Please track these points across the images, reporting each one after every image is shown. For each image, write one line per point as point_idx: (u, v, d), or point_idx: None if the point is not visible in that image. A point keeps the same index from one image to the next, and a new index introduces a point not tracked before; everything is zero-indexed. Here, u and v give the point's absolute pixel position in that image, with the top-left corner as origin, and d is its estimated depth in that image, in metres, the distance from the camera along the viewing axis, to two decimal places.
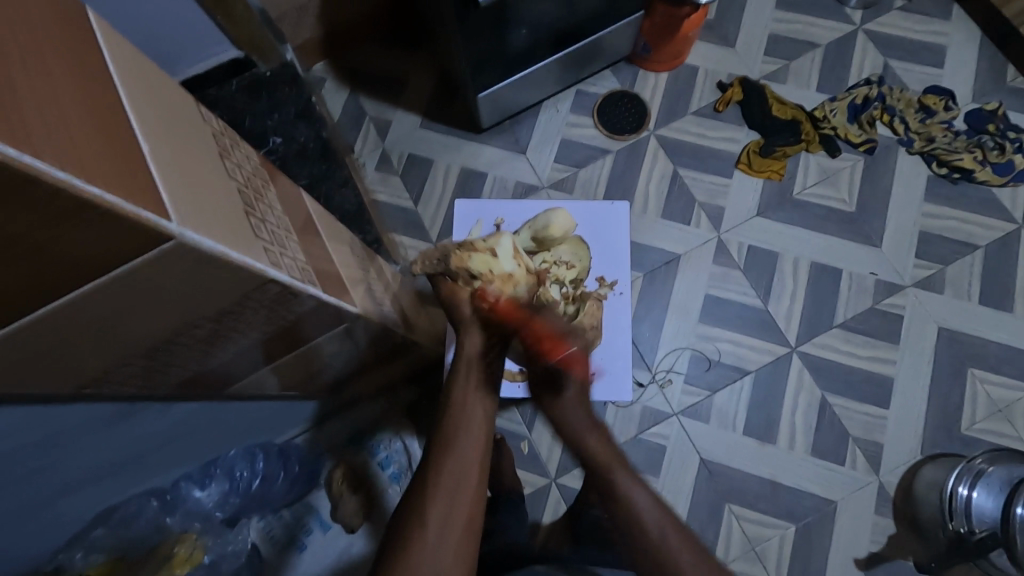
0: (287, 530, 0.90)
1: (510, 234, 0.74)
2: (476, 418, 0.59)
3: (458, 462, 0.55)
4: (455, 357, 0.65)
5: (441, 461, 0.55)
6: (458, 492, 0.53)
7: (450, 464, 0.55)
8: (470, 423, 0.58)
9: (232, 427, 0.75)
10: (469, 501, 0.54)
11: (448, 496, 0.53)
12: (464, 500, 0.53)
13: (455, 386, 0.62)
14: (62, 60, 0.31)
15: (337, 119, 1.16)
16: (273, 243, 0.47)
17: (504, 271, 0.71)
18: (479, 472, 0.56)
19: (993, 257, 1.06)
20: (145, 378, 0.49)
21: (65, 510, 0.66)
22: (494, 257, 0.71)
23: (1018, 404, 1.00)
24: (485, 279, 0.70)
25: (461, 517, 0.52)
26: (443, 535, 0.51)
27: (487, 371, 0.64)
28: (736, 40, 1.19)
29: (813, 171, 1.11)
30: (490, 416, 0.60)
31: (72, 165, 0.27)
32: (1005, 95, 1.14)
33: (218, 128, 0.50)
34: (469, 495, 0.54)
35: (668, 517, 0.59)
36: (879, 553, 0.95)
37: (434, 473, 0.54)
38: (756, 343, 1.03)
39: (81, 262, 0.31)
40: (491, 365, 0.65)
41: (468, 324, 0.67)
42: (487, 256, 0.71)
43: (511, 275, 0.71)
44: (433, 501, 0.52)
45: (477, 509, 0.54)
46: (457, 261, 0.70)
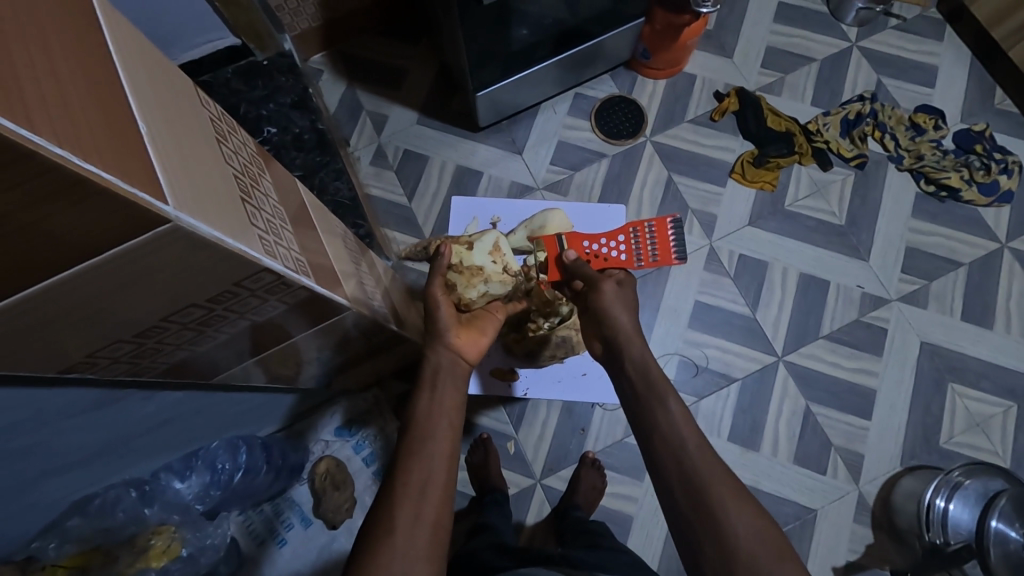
0: (267, 523, 0.91)
1: (495, 231, 0.79)
2: (444, 428, 0.58)
3: (426, 468, 0.54)
4: (423, 366, 0.64)
5: (407, 468, 0.54)
6: (424, 496, 0.53)
7: (416, 471, 0.54)
8: (436, 431, 0.57)
9: (216, 417, 0.74)
10: (436, 505, 0.53)
11: (413, 501, 0.52)
12: (430, 505, 0.52)
13: (421, 395, 0.61)
14: (62, 33, 0.30)
15: (334, 111, 1.15)
16: (268, 232, 0.47)
17: (475, 264, 0.76)
18: (446, 479, 0.55)
19: (976, 274, 1.08)
20: (132, 363, 0.48)
21: (40, 497, 0.64)
22: (468, 249, 0.77)
23: (994, 419, 1.02)
24: (455, 267, 0.75)
25: (427, 526, 0.51)
26: (411, 541, 0.50)
27: (455, 380, 0.63)
28: (733, 51, 1.20)
29: (804, 184, 1.13)
30: (456, 423, 0.59)
31: (69, 142, 0.27)
32: (992, 116, 1.17)
33: (216, 113, 0.49)
34: (436, 500, 0.53)
35: (698, 436, 0.57)
36: (856, 562, 0.96)
37: (402, 476, 0.54)
38: (743, 350, 1.05)
39: (75, 241, 0.31)
40: (458, 374, 0.64)
41: (437, 323, 0.67)
42: (462, 249, 0.77)
43: (480, 269, 0.76)
44: (402, 507, 0.52)
45: (442, 519, 0.53)
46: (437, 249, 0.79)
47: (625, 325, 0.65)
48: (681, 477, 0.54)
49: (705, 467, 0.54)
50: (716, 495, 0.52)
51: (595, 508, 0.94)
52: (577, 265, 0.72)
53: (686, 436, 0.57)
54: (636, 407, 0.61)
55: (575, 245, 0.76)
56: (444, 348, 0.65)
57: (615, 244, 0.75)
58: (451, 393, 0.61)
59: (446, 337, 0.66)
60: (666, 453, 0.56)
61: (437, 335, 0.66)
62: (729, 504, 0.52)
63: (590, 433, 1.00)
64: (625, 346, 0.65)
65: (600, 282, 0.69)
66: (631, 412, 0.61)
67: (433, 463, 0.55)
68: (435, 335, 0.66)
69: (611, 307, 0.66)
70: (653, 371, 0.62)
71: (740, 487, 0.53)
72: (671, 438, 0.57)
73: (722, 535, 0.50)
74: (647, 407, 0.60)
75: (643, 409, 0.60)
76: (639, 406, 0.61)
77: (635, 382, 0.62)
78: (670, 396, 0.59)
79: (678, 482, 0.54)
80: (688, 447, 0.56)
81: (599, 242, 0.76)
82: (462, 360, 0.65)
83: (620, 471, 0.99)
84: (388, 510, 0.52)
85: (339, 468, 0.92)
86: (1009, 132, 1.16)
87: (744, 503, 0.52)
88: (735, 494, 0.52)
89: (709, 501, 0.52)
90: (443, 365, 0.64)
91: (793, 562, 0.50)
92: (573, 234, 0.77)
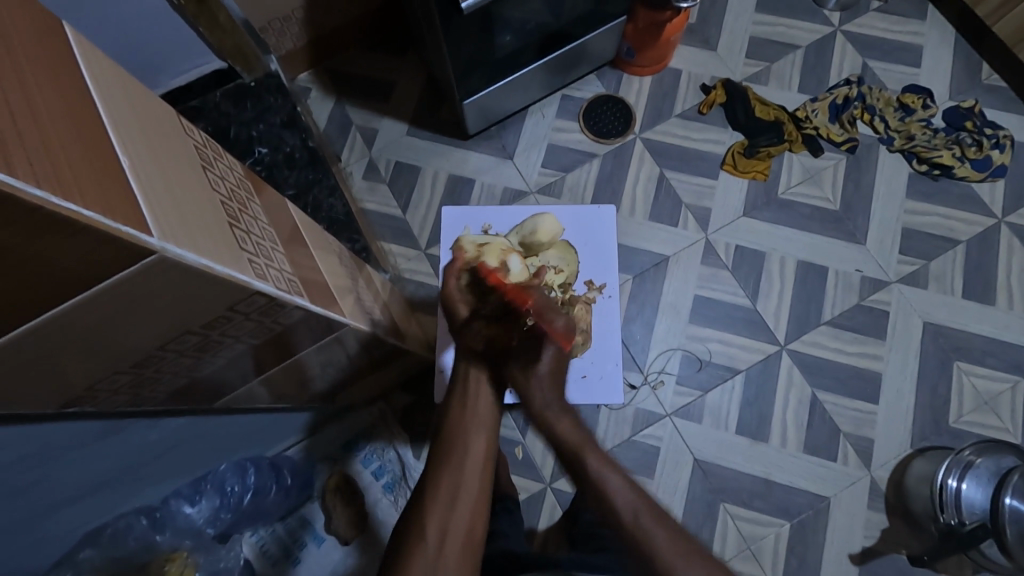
0: (281, 544, 0.90)
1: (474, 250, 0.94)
2: (478, 431, 0.62)
3: (456, 476, 0.58)
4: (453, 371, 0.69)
5: (439, 477, 0.58)
6: (454, 505, 0.56)
7: (447, 478, 0.58)
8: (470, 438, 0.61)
9: (224, 439, 0.74)
10: (469, 507, 0.56)
11: (441, 511, 0.55)
12: (460, 516, 0.55)
13: (453, 401, 0.66)
14: (42, 75, 0.30)
15: (324, 128, 1.15)
16: (259, 255, 0.47)
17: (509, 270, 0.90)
18: (481, 484, 0.59)
19: (974, 251, 1.08)
20: (133, 390, 0.48)
21: (47, 533, 0.63)
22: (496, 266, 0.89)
23: (1003, 395, 1.01)
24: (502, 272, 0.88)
25: (457, 537, 0.54)
26: (440, 549, 0.53)
27: (483, 381, 0.67)
28: (717, 43, 1.20)
29: (797, 171, 1.13)
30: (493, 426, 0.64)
31: (48, 182, 0.27)
32: (980, 92, 1.17)
33: (201, 140, 0.49)
34: (469, 501, 0.57)
35: (639, 497, 0.60)
36: (872, 548, 0.95)
37: (432, 483, 0.58)
38: (747, 342, 1.04)
39: (65, 278, 0.31)
40: (488, 375, 0.68)
41: (460, 336, 0.71)
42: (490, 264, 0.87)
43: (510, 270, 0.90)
44: (430, 517, 0.55)
45: (474, 528, 0.56)
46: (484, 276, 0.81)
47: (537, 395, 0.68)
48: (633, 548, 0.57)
49: (651, 530, 0.57)
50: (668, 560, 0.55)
51: None
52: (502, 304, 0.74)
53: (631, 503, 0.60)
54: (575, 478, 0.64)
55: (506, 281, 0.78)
56: (468, 350, 0.69)
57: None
58: (483, 398, 0.66)
59: (467, 335, 0.70)
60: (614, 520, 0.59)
61: (461, 335, 0.71)
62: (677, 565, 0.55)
63: (597, 434, 1.00)
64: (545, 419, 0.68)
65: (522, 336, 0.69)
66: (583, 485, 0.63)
67: (465, 471, 0.59)
68: (460, 341, 0.70)
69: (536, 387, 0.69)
70: (566, 439, 0.66)
71: (681, 539, 0.57)
72: (610, 507, 0.60)
73: None
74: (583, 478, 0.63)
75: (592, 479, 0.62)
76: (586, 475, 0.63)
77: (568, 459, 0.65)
78: (602, 464, 0.63)
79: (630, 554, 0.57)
80: (634, 517, 0.58)
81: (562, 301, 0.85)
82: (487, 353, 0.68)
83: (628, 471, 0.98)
84: (416, 521, 0.55)
85: (348, 483, 0.92)
86: (998, 107, 1.16)
87: (688, 556, 0.56)
88: (681, 552, 0.56)
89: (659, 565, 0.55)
90: (471, 370, 0.68)
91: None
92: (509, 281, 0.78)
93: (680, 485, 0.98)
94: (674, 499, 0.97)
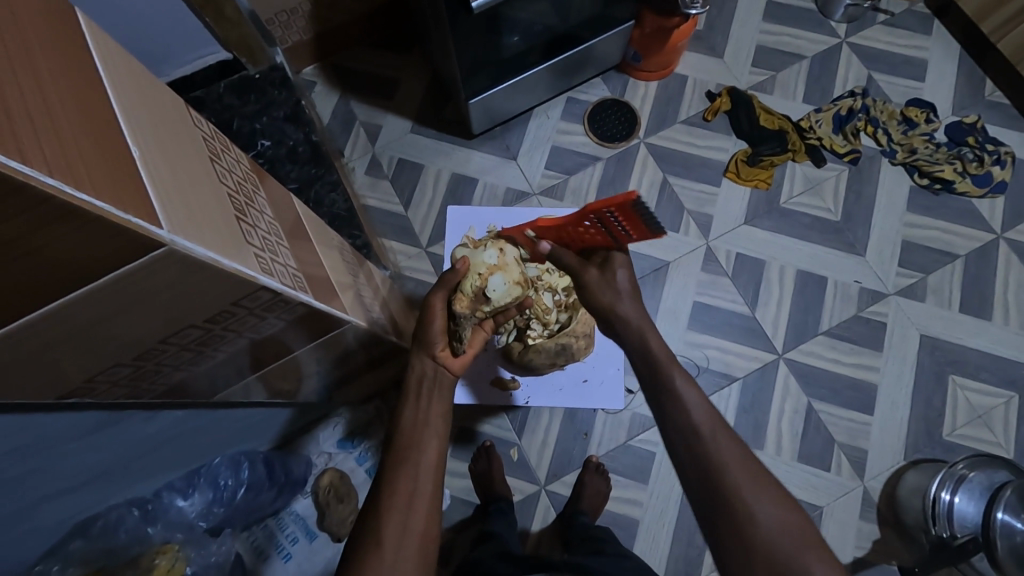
0: (268, 539, 0.89)
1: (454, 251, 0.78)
2: (431, 437, 0.58)
3: (411, 478, 0.55)
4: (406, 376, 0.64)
5: (395, 474, 0.55)
6: (411, 508, 0.53)
7: (402, 480, 0.55)
8: (424, 440, 0.57)
9: (218, 433, 0.73)
10: (427, 507, 0.54)
11: (399, 514, 0.53)
12: (418, 517, 0.53)
13: (406, 404, 0.61)
14: (56, 64, 0.30)
15: (327, 123, 1.15)
16: (264, 250, 0.47)
17: (490, 283, 0.74)
18: (433, 487, 0.55)
19: (972, 266, 1.09)
20: (133, 383, 0.48)
21: (36, 523, 0.62)
22: (478, 278, 0.74)
23: (996, 410, 1.02)
24: (478, 284, 0.73)
25: (414, 538, 0.52)
26: (398, 553, 0.51)
27: (438, 387, 0.63)
28: (724, 51, 1.20)
29: (799, 181, 1.13)
30: (448, 429, 0.60)
31: (60, 171, 0.27)
32: (983, 108, 1.17)
33: (209, 132, 0.49)
34: (425, 504, 0.54)
35: (716, 418, 0.56)
36: (863, 558, 0.96)
37: (387, 485, 0.54)
38: (744, 350, 1.05)
39: (73, 268, 0.31)
40: (443, 383, 0.63)
41: (418, 342, 0.66)
42: (473, 276, 0.73)
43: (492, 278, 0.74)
44: (387, 520, 0.53)
45: (431, 529, 0.54)
46: (459, 302, 0.70)
47: (630, 313, 0.64)
48: (696, 465, 0.54)
49: (725, 452, 0.54)
50: (735, 480, 0.52)
51: (600, 512, 0.94)
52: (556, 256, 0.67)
53: (701, 423, 0.56)
54: (650, 394, 0.60)
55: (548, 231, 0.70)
56: (428, 357, 0.64)
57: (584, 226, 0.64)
58: (437, 403, 0.61)
59: (431, 346, 0.65)
60: (681, 436, 0.56)
61: (421, 342, 0.66)
62: (748, 495, 0.52)
63: (593, 437, 1.00)
64: (626, 335, 0.64)
65: (583, 272, 0.66)
66: (651, 401, 0.59)
67: (421, 474, 0.55)
68: (421, 344, 0.65)
69: (617, 303, 0.64)
70: (653, 354, 0.61)
71: (757, 467, 0.53)
72: (686, 423, 0.56)
73: (742, 520, 0.51)
74: (662, 394, 0.58)
75: (661, 397, 0.59)
76: (657, 392, 0.59)
77: (646, 375, 0.61)
78: (683, 380, 0.58)
79: (697, 474, 0.54)
80: (702, 433, 0.55)
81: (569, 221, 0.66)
82: (448, 370, 0.63)
83: (623, 475, 0.98)
84: (374, 523, 0.53)
85: (342, 480, 0.91)
86: (1000, 123, 1.17)
87: (760, 483, 0.52)
88: (754, 478, 0.52)
89: (728, 488, 0.52)
90: (428, 373, 0.63)
91: (812, 541, 0.51)
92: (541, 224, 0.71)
93: (675, 492, 0.97)
94: (669, 504, 0.97)
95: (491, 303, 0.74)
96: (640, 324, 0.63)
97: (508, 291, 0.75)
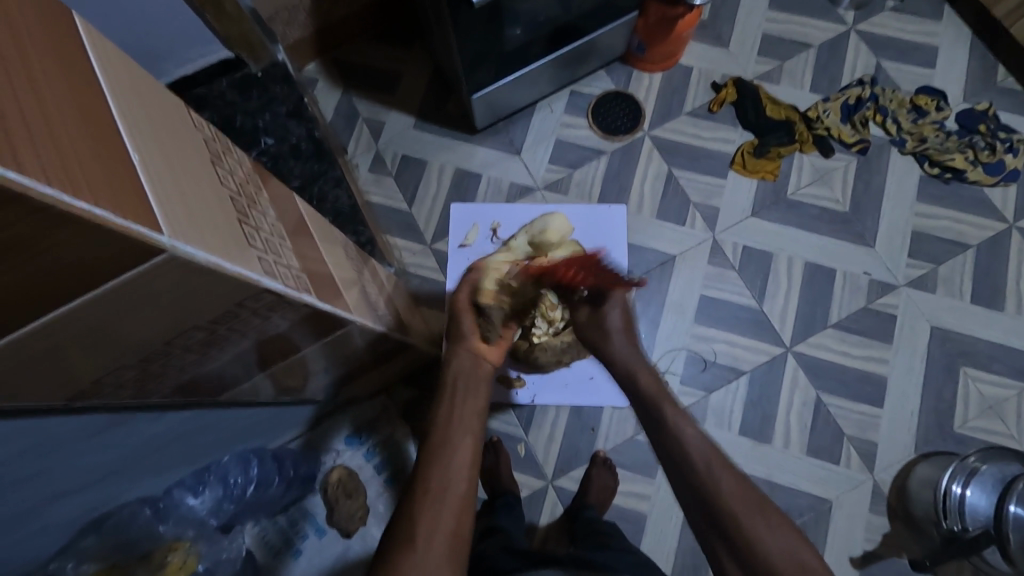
0: (282, 535, 0.90)
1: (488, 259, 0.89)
2: (467, 429, 0.60)
3: (443, 474, 0.56)
4: (442, 377, 0.66)
5: (427, 472, 0.56)
6: (444, 500, 0.54)
7: (436, 478, 0.55)
8: (457, 437, 0.59)
9: (227, 431, 0.74)
10: (458, 504, 0.54)
11: (432, 508, 0.53)
12: (449, 513, 0.53)
13: (440, 404, 0.63)
14: (51, 68, 0.30)
15: (330, 119, 1.15)
16: (268, 252, 0.47)
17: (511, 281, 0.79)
18: (467, 487, 0.56)
19: (984, 256, 1.07)
20: (139, 385, 0.48)
21: (50, 521, 0.63)
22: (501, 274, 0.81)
23: (1008, 402, 1.01)
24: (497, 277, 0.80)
25: (445, 534, 0.52)
26: (427, 547, 0.51)
27: (479, 387, 0.65)
28: (729, 40, 1.19)
29: (807, 172, 1.12)
30: (480, 429, 0.61)
31: (58, 179, 0.27)
32: (994, 95, 1.15)
33: (209, 134, 0.49)
34: (458, 501, 0.54)
35: (714, 449, 0.58)
36: (873, 551, 0.95)
37: (420, 485, 0.55)
38: (752, 343, 1.04)
39: (76, 274, 0.31)
40: (478, 382, 0.65)
41: (456, 344, 0.69)
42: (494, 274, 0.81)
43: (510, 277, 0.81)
44: (420, 516, 0.53)
45: (463, 525, 0.54)
46: (484, 296, 0.75)
47: (620, 347, 0.69)
48: (698, 496, 0.56)
49: (723, 484, 0.56)
50: (737, 512, 0.54)
51: (608, 504, 0.95)
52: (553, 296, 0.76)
53: (699, 456, 0.58)
54: (653, 428, 0.63)
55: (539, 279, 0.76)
56: (464, 350, 0.68)
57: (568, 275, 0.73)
58: (473, 401, 0.63)
59: (467, 342, 0.69)
60: (682, 471, 0.58)
61: (459, 342, 0.70)
62: (750, 525, 0.53)
63: (600, 431, 1.00)
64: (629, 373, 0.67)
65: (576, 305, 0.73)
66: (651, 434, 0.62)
67: (453, 471, 0.56)
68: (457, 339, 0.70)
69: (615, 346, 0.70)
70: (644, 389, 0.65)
71: (759, 495, 0.55)
72: (684, 458, 0.58)
73: (746, 549, 0.53)
74: (663, 429, 0.61)
75: (662, 429, 0.61)
76: (656, 426, 0.62)
77: (643, 408, 0.64)
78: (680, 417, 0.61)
79: (697, 503, 0.57)
80: (699, 468, 0.57)
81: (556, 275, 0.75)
82: (482, 361, 0.67)
83: (631, 470, 0.98)
84: (407, 523, 0.53)
85: (350, 476, 0.92)
86: (1013, 110, 1.14)
87: (762, 511, 0.54)
88: (755, 508, 0.54)
89: (728, 519, 0.54)
90: (464, 370, 0.66)
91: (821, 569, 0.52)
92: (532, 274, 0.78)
93: None
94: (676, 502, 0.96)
95: (513, 295, 0.77)
96: (633, 358, 0.68)
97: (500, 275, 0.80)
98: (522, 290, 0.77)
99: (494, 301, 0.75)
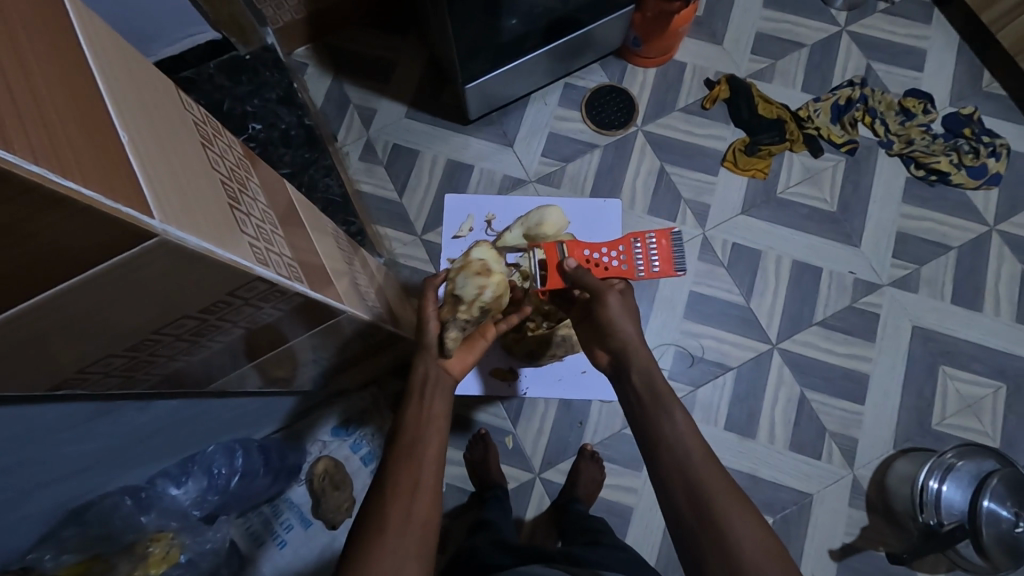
0: (262, 525, 0.89)
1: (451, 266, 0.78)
2: (434, 431, 0.59)
3: (413, 471, 0.55)
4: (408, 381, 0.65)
5: (397, 468, 0.55)
6: (414, 496, 0.53)
7: (404, 475, 0.54)
8: (429, 437, 0.58)
9: (215, 420, 0.73)
10: (428, 501, 0.53)
11: (403, 501, 0.52)
12: (422, 505, 0.53)
13: (409, 405, 0.62)
14: (37, 40, 0.29)
15: (321, 105, 1.13)
16: (260, 239, 0.46)
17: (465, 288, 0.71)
18: (436, 481, 0.55)
19: (966, 257, 1.09)
20: (126, 374, 0.47)
21: (29, 512, 0.62)
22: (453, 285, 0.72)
23: (985, 400, 1.03)
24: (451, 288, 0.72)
25: (417, 525, 0.51)
26: (401, 537, 0.50)
27: (442, 393, 0.63)
28: (724, 38, 1.19)
29: (796, 171, 1.13)
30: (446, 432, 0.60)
31: (46, 158, 0.26)
32: (980, 99, 1.17)
33: (201, 116, 0.47)
34: (427, 495, 0.54)
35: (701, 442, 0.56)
36: (852, 544, 0.98)
37: (390, 483, 0.54)
38: (738, 339, 1.05)
39: (64, 259, 0.30)
40: (444, 391, 0.64)
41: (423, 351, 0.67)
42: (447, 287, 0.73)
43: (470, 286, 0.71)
44: (391, 507, 0.52)
45: (432, 518, 0.53)
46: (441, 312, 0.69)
47: (631, 335, 0.64)
48: (683, 483, 0.54)
49: (708, 474, 0.54)
50: (718, 502, 0.52)
51: (595, 499, 0.95)
52: (577, 275, 0.68)
53: (691, 447, 0.56)
54: (641, 417, 0.60)
55: (576, 253, 0.71)
56: (431, 359, 0.66)
57: (616, 254, 0.71)
58: (439, 403, 0.62)
59: (433, 352, 0.66)
60: (670, 457, 0.56)
61: (424, 354, 0.67)
62: (730, 513, 0.51)
63: (589, 426, 1.00)
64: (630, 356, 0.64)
65: (604, 293, 0.66)
66: (639, 420, 0.60)
67: (424, 464, 0.55)
68: (422, 347, 0.67)
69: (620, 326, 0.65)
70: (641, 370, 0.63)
71: (741, 491, 0.53)
72: (676, 446, 0.56)
73: (725, 541, 0.50)
74: (655, 415, 0.59)
75: (648, 421, 0.59)
76: (645, 413, 0.60)
77: (641, 391, 0.61)
78: (675, 405, 0.59)
79: (681, 486, 0.54)
80: (691, 458, 0.55)
81: (599, 251, 0.71)
82: (447, 373, 0.65)
83: (619, 463, 0.99)
84: (377, 515, 0.52)
85: (337, 467, 0.91)
86: (997, 115, 1.16)
87: (742, 505, 0.52)
88: (738, 501, 0.52)
89: (713, 508, 0.52)
90: (430, 375, 0.64)
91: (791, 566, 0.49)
92: (573, 243, 0.72)
93: None
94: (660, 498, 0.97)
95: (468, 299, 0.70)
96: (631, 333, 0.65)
97: (473, 282, 0.71)
98: (475, 292, 0.70)
99: (450, 312, 0.69)
